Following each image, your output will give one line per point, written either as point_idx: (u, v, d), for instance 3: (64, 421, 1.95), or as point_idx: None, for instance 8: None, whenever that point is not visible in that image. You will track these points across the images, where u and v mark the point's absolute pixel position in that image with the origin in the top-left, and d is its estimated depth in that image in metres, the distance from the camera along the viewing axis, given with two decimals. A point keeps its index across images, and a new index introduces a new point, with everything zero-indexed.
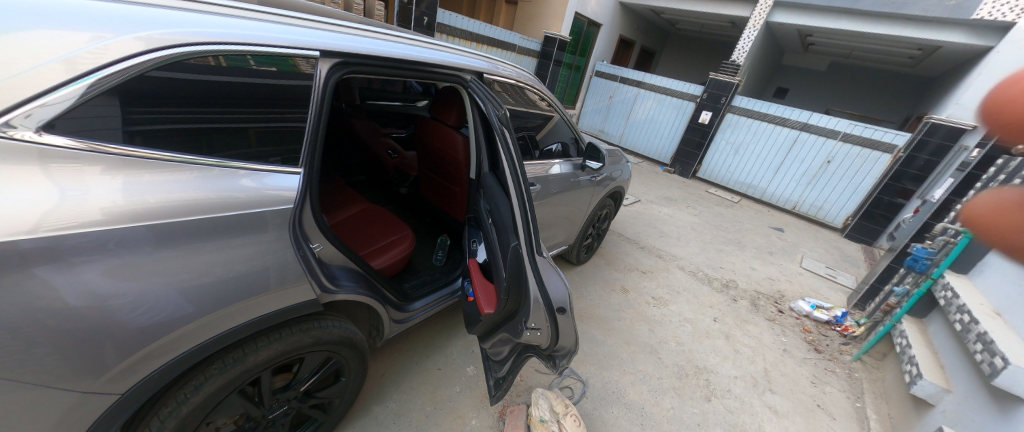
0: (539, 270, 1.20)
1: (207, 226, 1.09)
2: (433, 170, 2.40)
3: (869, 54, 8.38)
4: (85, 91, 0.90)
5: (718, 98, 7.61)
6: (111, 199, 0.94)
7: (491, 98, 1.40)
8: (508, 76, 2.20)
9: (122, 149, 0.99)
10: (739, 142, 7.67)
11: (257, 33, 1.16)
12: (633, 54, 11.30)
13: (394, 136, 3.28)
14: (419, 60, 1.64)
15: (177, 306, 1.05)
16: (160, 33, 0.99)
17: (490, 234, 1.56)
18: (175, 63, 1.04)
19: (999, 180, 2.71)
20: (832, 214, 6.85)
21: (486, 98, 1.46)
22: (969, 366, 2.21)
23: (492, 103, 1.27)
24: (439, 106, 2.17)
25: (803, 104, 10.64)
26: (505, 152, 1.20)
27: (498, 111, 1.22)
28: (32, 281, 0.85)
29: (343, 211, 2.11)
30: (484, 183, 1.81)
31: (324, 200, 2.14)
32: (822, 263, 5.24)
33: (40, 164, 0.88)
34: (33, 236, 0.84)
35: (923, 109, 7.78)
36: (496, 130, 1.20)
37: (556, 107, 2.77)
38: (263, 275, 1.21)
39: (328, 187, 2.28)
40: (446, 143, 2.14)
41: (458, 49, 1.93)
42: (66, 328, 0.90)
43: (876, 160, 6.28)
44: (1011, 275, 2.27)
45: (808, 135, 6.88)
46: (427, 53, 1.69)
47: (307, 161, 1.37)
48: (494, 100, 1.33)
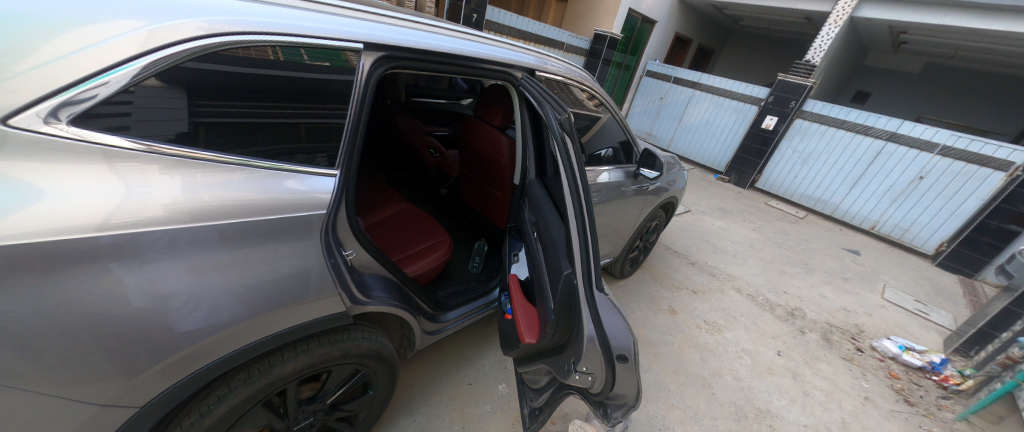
0: (597, 307, 1.00)
1: (257, 230, 1.03)
2: (474, 172, 2.28)
3: (978, 54, 7.21)
4: (139, 72, 0.84)
5: (786, 102, 6.90)
6: (172, 196, 0.90)
7: (547, 98, 1.24)
8: (557, 73, 2.03)
9: (176, 149, 0.93)
10: (809, 152, 6.91)
11: (303, 23, 1.07)
12: (689, 52, 10.61)
13: (437, 134, 3.20)
14: (470, 56, 1.51)
15: (225, 309, 1.00)
16: (226, 24, 0.94)
17: (535, 249, 1.41)
18: (234, 53, 0.98)
19: None
20: (922, 239, 5.96)
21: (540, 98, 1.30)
22: None
23: (552, 106, 1.10)
24: (485, 104, 2.03)
25: (888, 111, 9.44)
26: (562, 161, 1.04)
27: (557, 111, 1.05)
28: (106, 277, 0.83)
29: (381, 211, 2.05)
30: (531, 190, 1.66)
31: (362, 199, 2.09)
32: (909, 295, 4.54)
33: (106, 162, 0.84)
34: (108, 233, 0.81)
35: None
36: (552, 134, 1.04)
37: (608, 105, 2.53)
38: (305, 283, 1.15)
39: (369, 185, 2.24)
40: (490, 145, 2.00)
41: (509, 43, 1.78)
42: (126, 328, 0.87)
43: (985, 178, 5.35)
44: None
45: (895, 146, 6.03)
46: (477, 47, 1.56)
47: (343, 162, 1.26)
48: (549, 99, 1.17)
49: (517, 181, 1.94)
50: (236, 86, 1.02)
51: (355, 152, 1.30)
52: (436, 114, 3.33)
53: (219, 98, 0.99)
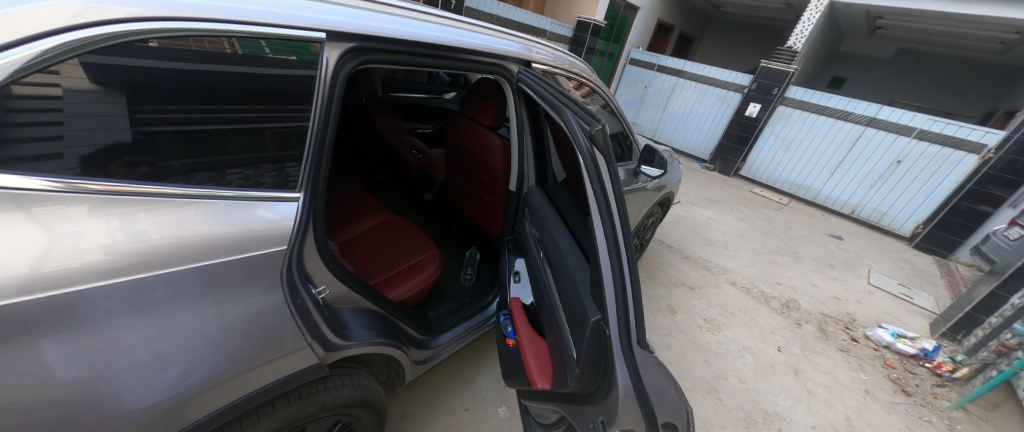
0: (637, 366, 0.83)
1: (225, 274, 0.85)
2: (463, 175, 2.06)
3: (949, 39, 7.41)
4: (41, 57, 0.62)
5: (769, 89, 6.90)
6: (112, 237, 0.71)
7: (566, 102, 1.05)
8: (552, 63, 1.84)
9: (107, 184, 0.71)
10: (791, 138, 6.96)
11: (257, 7, 0.84)
12: (671, 40, 10.52)
13: (419, 132, 2.95)
14: (462, 46, 1.31)
15: (186, 372, 0.83)
16: (162, 8, 0.73)
17: (546, 273, 1.24)
18: (179, 44, 0.76)
19: None
20: (899, 221, 6.13)
21: (552, 102, 1.10)
22: None
23: (578, 116, 0.92)
24: (474, 100, 1.81)
25: (862, 96, 9.67)
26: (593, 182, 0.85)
27: (584, 124, 0.87)
28: (30, 352, 0.65)
29: (359, 224, 1.83)
30: (534, 201, 1.47)
31: (338, 212, 1.86)
32: (892, 279, 4.63)
33: (19, 208, 0.63)
34: (33, 294, 0.63)
35: (1015, 102, 6.80)
36: (583, 151, 0.86)
37: (599, 92, 2.34)
38: (282, 331, 0.97)
39: (346, 195, 2.00)
40: (481, 147, 1.79)
41: (500, 30, 1.57)
42: (60, 410, 0.69)
43: (959, 161, 5.51)
44: None
45: (874, 131, 6.12)
46: (470, 37, 1.36)
47: (309, 181, 1.02)
48: (571, 105, 0.98)
49: (513, 188, 1.74)
50: (187, 87, 0.79)
51: (325, 166, 1.05)
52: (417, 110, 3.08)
53: (164, 100, 0.77)
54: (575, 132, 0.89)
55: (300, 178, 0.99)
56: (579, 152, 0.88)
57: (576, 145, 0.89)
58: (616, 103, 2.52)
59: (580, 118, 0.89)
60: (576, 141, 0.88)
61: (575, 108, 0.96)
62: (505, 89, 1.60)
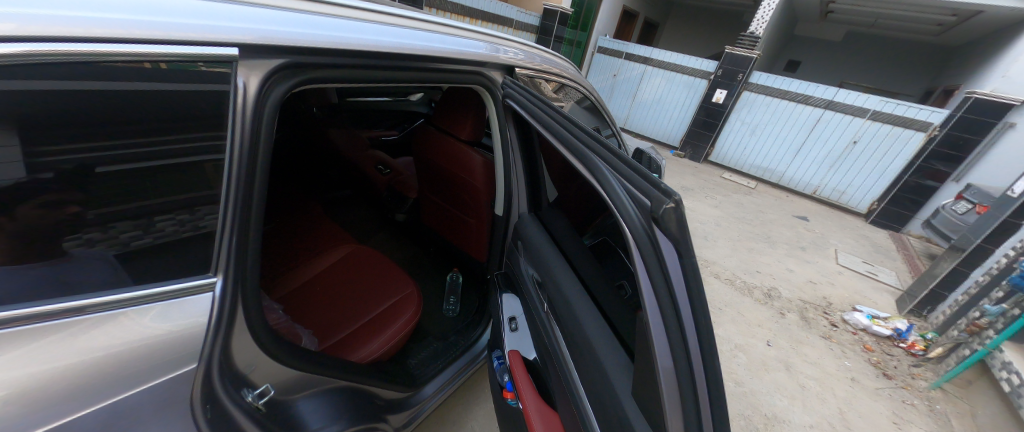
0: None
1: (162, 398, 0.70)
2: (439, 193, 1.81)
3: (893, 22, 7.80)
4: None
5: (734, 75, 6.97)
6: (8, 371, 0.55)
7: (589, 141, 0.83)
8: (532, 65, 1.59)
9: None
10: (756, 123, 7.11)
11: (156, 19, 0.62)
12: (636, 26, 10.46)
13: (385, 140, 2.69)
14: (439, 55, 1.10)
15: None
16: (54, 23, 0.54)
17: (555, 332, 1.02)
18: (86, 71, 0.56)
19: None
20: (856, 199, 6.45)
21: (570, 142, 0.87)
22: None
23: (623, 170, 0.69)
24: (449, 109, 1.55)
25: (816, 78, 10.10)
26: (644, 270, 0.62)
27: (642, 183, 0.63)
28: None
29: (319, 261, 1.56)
30: (530, 235, 1.25)
31: (292, 250, 1.59)
32: (858, 257, 4.84)
33: None
34: None
35: (951, 80, 7.27)
36: (638, 226, 0.62)
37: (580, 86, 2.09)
38: None
39: (302, 226, 1.72)
40: (459, 165, 1.55)
41: (472, 30, 1.33)
42: None
43: (908, 139, 5.80)
44: None
45: (832, 114, 6.34)
46: (445, 41, 1.14)
47: (232, 255, 0.77)
48: (605, 150, 0.76)
49: (499, 213, 1.51)
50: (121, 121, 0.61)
51: (253, 229, 0.80)
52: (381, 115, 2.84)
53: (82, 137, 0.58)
54: (622, 196, 0.66)
55: (214, 257, 0.75)
56: (625, 224, 0.66)
57: (621, 213, 0.66)
58: (599, 98, 2.29)
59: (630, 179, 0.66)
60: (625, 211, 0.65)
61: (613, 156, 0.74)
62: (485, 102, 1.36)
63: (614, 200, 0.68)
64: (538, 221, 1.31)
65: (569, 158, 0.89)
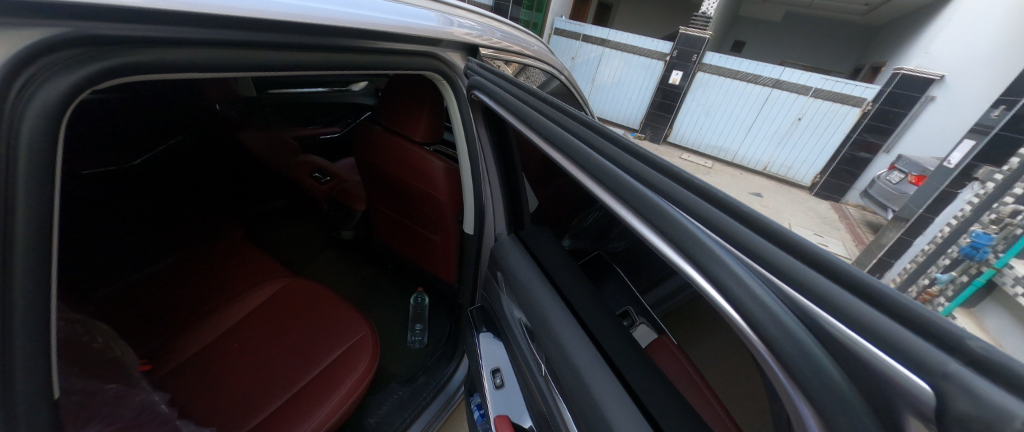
0: None
1: None
2: (394, 207, 1.48)
3: (827, 3, 8.23)
4: None
5: (689, 56, 7.00)
6: None
7: (628, 165, 0.53)
8: (492, 42, 1.27)
9: None
10: (711, 103, 7.23)
11: None
12: (591, 7, 10.24)
13: (323, 139, 2.37)
14: (370, 31, 0.83)
15: None
16: None
17: (560, 405, 0.74)
18: None
19: None
20: (801, 173, 6.83)
21: (588, 161, 0.57)
22: None
23: (731, 231, 0.41)
24: (398, 101, 1.23)
25: (758, 58, 10.59)
26: (812, 423, 0.35)
27: (795, 270, 0.36)
28: None
29: (239, 308, 1.21)
30: (512, 268, 0.96)
31: (200, 295, 1.23)
32: (809, 230, 5.10)
33: None
34: None
35: (877, 58, 7.83)
36: (782, 337, 0.35)
37: (552, 67, 1.82)
38: None
39: (213, 263, 1.35)
40: (415, 172, 1.25)
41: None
42: None
43: (846, 115, 6.13)
44: None
45: (779, 93, 6.56)
46: (374, 9, 0.85)
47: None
48: (673, 187, 0.47)
49: (469, 233, 1.22)
50: None
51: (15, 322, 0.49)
52: (323, 109, 2.54)
53: None
54: (742, 276, 0.39)
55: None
56: (744, 325, 0.39)
57: (736, 304, 0.39)
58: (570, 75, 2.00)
59: (750, 253, 0.39)
60: (754, 308, 0.37)
61: (685, 200, 0.45)
62: (442, 94, 1.07)
63: (712, 277, 0.41)
64: (519, 246, 1.03)
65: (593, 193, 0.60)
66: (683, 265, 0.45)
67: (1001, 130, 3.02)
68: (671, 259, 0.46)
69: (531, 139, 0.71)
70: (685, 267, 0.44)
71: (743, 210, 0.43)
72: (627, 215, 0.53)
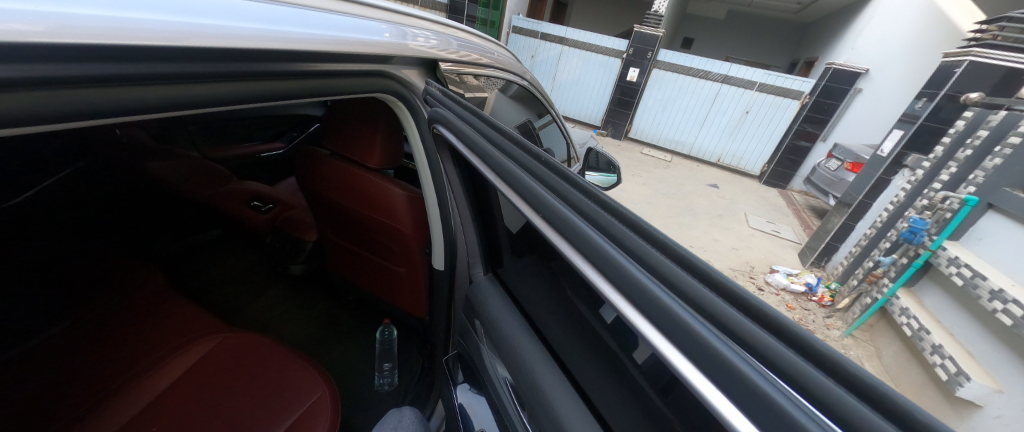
0: None
1: None
2: (352, 240, 1.33)
3: (764, 2, 8.79)
4: None
5: (644, 54, 7.16)
6: None
7: (615, 235, 0.46)
8: (450, 53, 1.13)
9: None
10: (666, 99, 7.47)
11: None
12: (547, 6, 10.21)
13: (263, 157, 2.30)
14: (296, 51, 0.68)
15: None
16: None
17: None
18: None
19: (981, 138, 2.60)
20: (750, 163, 7.24)
21: (568, 226, 0.49)
22: (1017, 358, 1.91)
23: (737, 324, 0.35)
24: (347, 124, 1.12)
25: (706, 54, 11.14)
26: None
27: (814, 376, 0.31)
28: None
29: (169, 373, 1.06)
30: (490, 314, 0.88)
31: (131, 361, 1.08)
32: (763, 218, 5.39)
33: None
34: None
35: (809, 53, 8.47)
36: None
37: (518, 78, 1.72)
38: None
39: (151, 321, 1.20)
40: (371, 203, 1.13)
41: (354, 5, 0.89)
42: None
43: (787, 107, 6.56)
44: (1005, 239, 2.19)
45: (728, 88, 6.91)
46: (301, 25, 0.70)
47: None
48: (669, 266, 0.41)
49: (439, 269, 1.13)
50: None
51: None
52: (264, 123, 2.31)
53: None
54: (754, 378, 0.32)
55: None
56: None
57: (751, 414, 0.32)
58: (536, 79, 1.90)
59: (759, 351, 0.33)
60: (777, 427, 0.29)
61: (683, 285, 0.39)
62: (402, 117, 1.01)
63: (718, 380, 0.34)
64: (498, 287, 0.95)
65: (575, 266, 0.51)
66: (676, 355, 0.38)
67: (926, 121, 3.36)
68: (663, 350, 0.39)
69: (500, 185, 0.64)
70: (681, 362, 0.37)
71: (744, 295, 0.38)
72: (609, 292, 0.45)
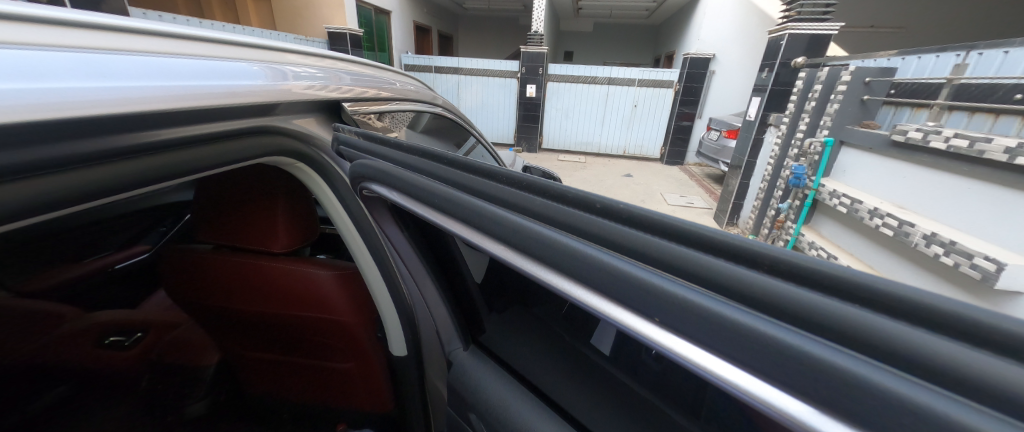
0: None
1: None
2: (272, 348, 1.04)
3: (621, 12, 10.06)
4: None
5: (536, 70, 7.56)
6: None
7: (578, 226, 0.42)
8: (346, 92, 0.94)
9: None
10: (566, 107, 7.96)
11: None
12: (433, 41, 10.32)
13: (118, 269, 1.60)
14: (119, 119, 0.50)
15: None
16: None
17: None
18: None
19: (817, 90, 3.15)
20: (650, 149, 8.03)
21: (555, 248, 0.41)
22: (910, 261, 2.24)
23: (739, 280, 0.33)
24: (229, 205, 0.89)
25: (586, 63, 12.31)
26: None
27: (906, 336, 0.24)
28: None
29: None
30: (490, 401, 0.72)
31: None
32: (676, 194, 5.92)
33: None
34: None
35: (667, 48, 9.86)
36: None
37: (430, 108, 1.56)
38: None
39: None
40: (294, 293, 0.91)
41: (204, 56, 0.71)
42: None
43: (665, 95, 7.47)
44: (865, 166, 2.64)
45: (615, 88, 7.62)
46: (110, 76, 0.53)
47: None
48: (700, 261, 0.35)
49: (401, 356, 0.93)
50: None
51: None
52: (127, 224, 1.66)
53: None
54: (842, 362, 0.25)
55: None
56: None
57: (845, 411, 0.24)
58: (449, 105, 1.77)
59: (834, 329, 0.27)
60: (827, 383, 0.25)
61: (727, 280, 0.33)
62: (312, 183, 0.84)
63: (790, 381, 0.26)
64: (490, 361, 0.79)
65: (577, 299, 0.42)
66: (694, 350, 0.33)
67: (774, 86, 4.03)
68: (709, 366, 0.32)
69: (459, 230, 0.52)
70: (751, 380, 0.30)
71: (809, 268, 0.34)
72: (630, 317, 0.37)
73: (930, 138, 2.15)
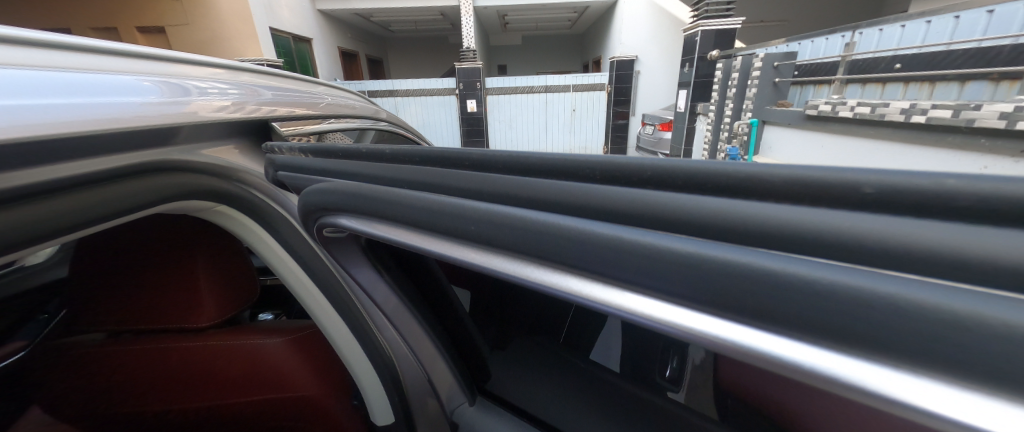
0: None
1: None
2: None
3: (546, 24, 10.48)
4: None
5: (473, 85, 7.55)
6: None
7: (534, 197, 0.39)
8: (271, 112, 0.80)
9: None
10: (508, 118, 8.02)
11: None
12: (363, 65, 9.93)
13: None
14: None
15: None
16: None
17: None
18: None
19: (735, 77, 3.45)
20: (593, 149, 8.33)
21: (527, 229, 0.35)
22: None
23: (738, 216, 0.31)
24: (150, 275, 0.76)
25: (520, 74, 12.60)
26: None
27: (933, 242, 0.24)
28: None
29: None
30: None
31: None
32: None
33: None
34: None
35: (593, 54, 10.41)
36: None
37: (374, 126, 1.43)
38: None
39: None
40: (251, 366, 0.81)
41: (56, 66, 0.54)
42: None
43: (600, 98, 7.82)
44: (787, 141, 2.91)
45: (552, 95, 7.83)
46: None
47: None
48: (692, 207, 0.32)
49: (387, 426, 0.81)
50: None
51: None
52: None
53: None
54: (866, 288, 0.22)
55: None
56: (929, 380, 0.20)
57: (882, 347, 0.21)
58: (395, 120, 1.64)
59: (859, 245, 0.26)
60: (790, 300, 0.24)
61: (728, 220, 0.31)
62: (250, 236, 0.73)
63: (807, 315, 0.23)
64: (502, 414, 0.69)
65: (558, 291, 0.36)
66: (690, 316, 0.29)
67: (697, 78, 4.35)
68: (707, 332, 0.28)
69: (426, 245, 0.43)
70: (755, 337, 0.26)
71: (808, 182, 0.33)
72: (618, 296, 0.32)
73: (838, 109, 2.43)
